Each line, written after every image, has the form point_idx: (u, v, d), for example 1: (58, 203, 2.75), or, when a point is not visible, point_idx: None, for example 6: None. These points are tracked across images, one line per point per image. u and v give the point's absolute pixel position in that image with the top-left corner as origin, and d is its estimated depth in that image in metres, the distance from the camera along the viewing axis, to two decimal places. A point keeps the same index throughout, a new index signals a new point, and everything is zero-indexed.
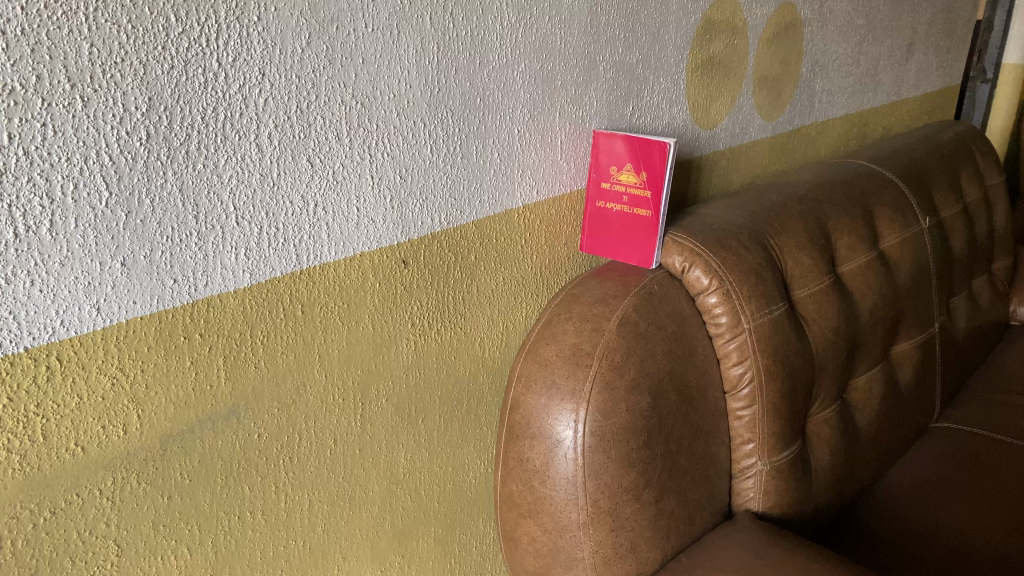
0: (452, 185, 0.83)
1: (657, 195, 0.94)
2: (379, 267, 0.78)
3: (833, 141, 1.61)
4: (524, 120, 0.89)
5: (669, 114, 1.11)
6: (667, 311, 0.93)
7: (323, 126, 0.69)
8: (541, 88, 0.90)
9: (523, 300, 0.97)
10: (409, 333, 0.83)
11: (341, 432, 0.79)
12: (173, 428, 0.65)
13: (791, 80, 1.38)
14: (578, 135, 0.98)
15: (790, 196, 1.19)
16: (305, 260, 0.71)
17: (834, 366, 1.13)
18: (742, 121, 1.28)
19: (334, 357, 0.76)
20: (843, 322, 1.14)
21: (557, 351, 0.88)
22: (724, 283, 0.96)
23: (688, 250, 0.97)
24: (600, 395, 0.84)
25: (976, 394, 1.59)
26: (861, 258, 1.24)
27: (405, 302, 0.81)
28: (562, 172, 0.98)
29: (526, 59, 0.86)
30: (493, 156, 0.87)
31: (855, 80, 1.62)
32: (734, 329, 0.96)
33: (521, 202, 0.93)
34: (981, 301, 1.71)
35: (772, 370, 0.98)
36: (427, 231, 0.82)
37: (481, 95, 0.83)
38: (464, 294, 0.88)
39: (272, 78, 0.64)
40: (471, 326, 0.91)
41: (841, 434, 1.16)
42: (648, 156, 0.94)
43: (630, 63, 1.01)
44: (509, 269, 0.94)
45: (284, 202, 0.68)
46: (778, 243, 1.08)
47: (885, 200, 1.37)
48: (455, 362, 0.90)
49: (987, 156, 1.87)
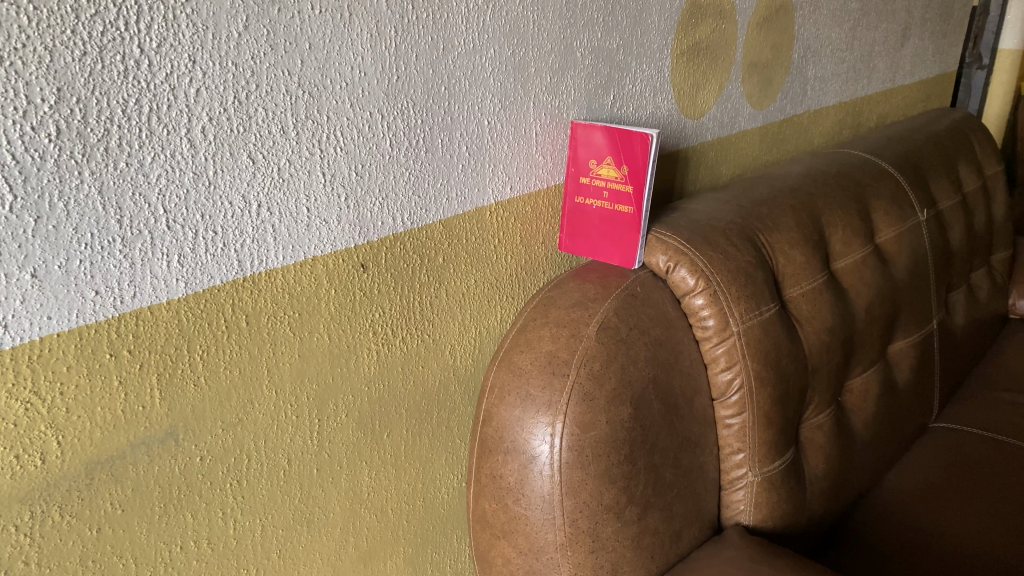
0: (416, 181, 0.77)
1: (639, 190, 0.88)
2: (334, 271, 0.71)
3: (826, 131, 1.55)
4: (494, 111, 0.83)
5: (652, 103, 1.05)
6: (651, 314, 0.87)
7: (265, 118, 0.63)
8: (512, 76, 0.83)
9: (498, 303, 0.91)
10: (371, 342, 0.76)
11: (295, 451, 0.73)
12: (100, 455, 0.58)
13: (782, 67, 1.32)
14: (554, 125, 0.91)
15: (781, 189, 1.13)
16: (249, 266, 0.65)
17: (828, 368, 1.07)
18: (730, 110, 1.22)
19: (284, 370, 0.70)
20: (837, 322, 1.08)
21: (531, 360, 0.82)
22: (711, 283, 0.90)
23: (673, 249, 0.91)
24: (578, 408, 0.77)
25: (976, 392, 1.54)
26: (857, 253, 1.18)
27: (364, 308, 0.75)
28: (538, 166, 0.91)
29: (495, 44, 0.80)
30: (460, 150, 0.80)
31: (850, 66, 1.56)
32: (722, 333, 0.90)
33: (494, 198, 0.86)
34: (979, 295, 1.65)
35: (763, 375, 0.93)
36: (387, 232, 0.75)
37: (446, 83, 0.76)
38: (432, 299, 0.82)
39: (204, 66, 0.58)
40: (441, 333, 0.84)
41: (837, 440, 1.10)
42: (629, 148, 0.87)
43: (610, 50, 0.95)
44: (481, 271, 0.87)
45: (222, 202, 0.62)
46: (769, 240, 1.02)
47: (881, 192, 1.31)
48: (424, 371, 0.83)
49: (986, 144, 1.81)
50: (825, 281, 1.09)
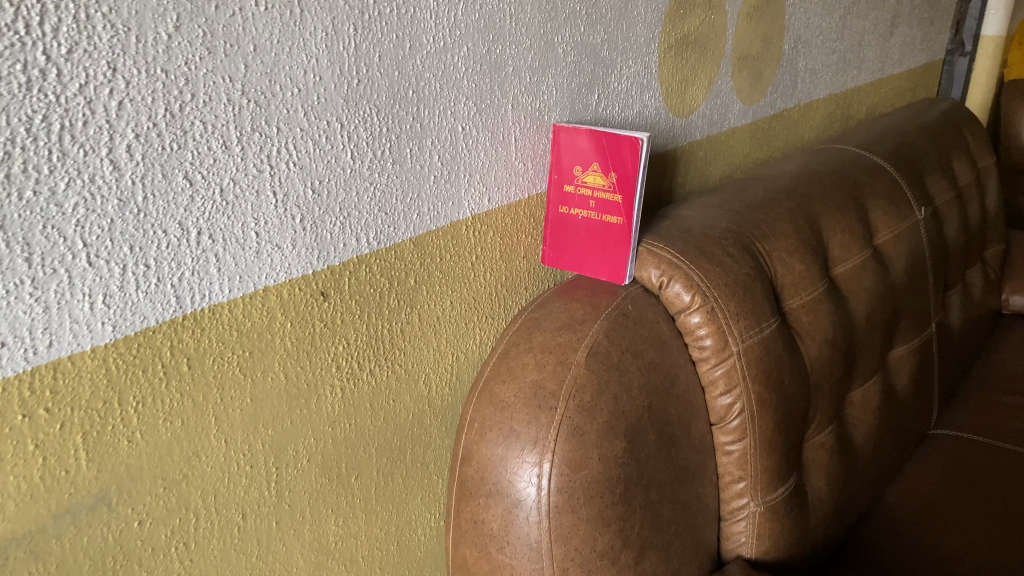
0: (383, 196, 0.68)
1: (630, 200, 0.80)
2: (290, 302, 0.63)
3: (816, 125, 1.48)
4: (468, 115, 0.74)
5: (639, 102, 0.97)
6: (644, 334, 0.80)
7: (203, 133, 0.54)
8: (488, 76, 0.75)
9: (477, 326, 0.83)
10: (334, 378, 0.68)
11: (251, 504, 0.65)
12: (14, 531, 0.49)
13: (772, 60, 1.24)
14: (535, 129, 0.83)
15: (776, 191, 1.06)
16: (189, 302, 0.56)
17: (830, 383, 1.00)
18: (720, 107, 1.14)
19: (235, 417, 0.61)
20: (838, 333, 1.01)
21: (514, 391, 0.74)
22: (709, 299, 0.82)
23: (666, 262, 0.83)
24: (567, 445, 0.70)
25: (975, 394, 1.48)
26: (856, 257, 1.11)
27: (326, 341, 0.67)
28: (518, 174, 0.83)
29: (468, 41, 0.72)
30: (432, 160, 0.72)
31: (839, 57, 1.49)
32: (721, 353, 0.83)
33: (471, 211, 0.78)
34: (974, 292, 1.59)
35: (764, 397, 0.85)
36: (351, 254, 0.67)
37: (415, 86, 0.68)
38: (404, 326, 0.73)
39: (128, 73, 0.49)
40: (414, 363, 0.76)
41: (839, 458, 1.04)
42: (618, 154, 0.79)
43: (594, 45, 0.87)
44: (458, 291, 0.79)
45: (154, 231, 0.53)
46: (767, 248, 0.94)
47: (878, 190, 1.24)
48: (395, 405, 0.75)
49: (977, 134, 1.76)
50: (825, 289, 1.02)
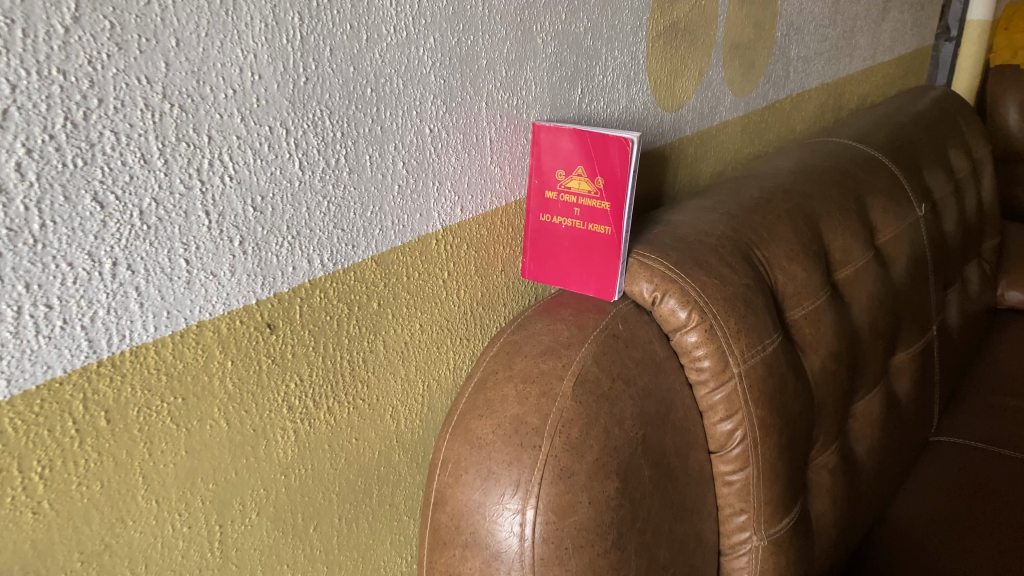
0: (339, 211, 0.59)
1: (619, 207, 0.72)
2: (230, 337, 0.54)
3: (808, 116, 1.41)
4: (436, 115, 0.66)
5: (626, 96, 0.88)
6: (636, 357, 0.72)
7: (115, 145, 0.45)
8: (458, 70, 0.66)
9: (450, 349, 0.74)
10: (285, 420, 0.60)
11: (190, 570, 0.56)
12: None
13: (765, 48, 1.16)
14: (512, 129, 0.75)
15: (773, 190, 0.98)
16: (105, 345, 0.47)
17: (833, 399, 0.93)
18: (710, 99, 1.06)
19: (166, 473, 0.53)
20: (840, 345, 0.94)
21: (493, 427, 0.65)
22: (707, 316, 0.74)
23: (659, 275, 0.75)
24: (553, 489, 0.62)
25: (974, 396, 1.42)
26: (857, 260, 1.04)
27: (276, 379, 0.58)
28: (494, 179, 0.75)
29: (434, 31, 0.63)
30: (396, 167, 0.63)
31: (832, 44, 1.41)
32: (721, 375, 0.75)
33: (441, 222, 0.70)
34: (971, 289, 1.53)
35: (767, 421, 0.78)
36: (303, 279, 0.58)
37: (373, 84, 0.59)
38: (366, 355, 0.65)
39: (13, 75, 0.39)
40: (379, 395, 0.67)
41: (842, 478, 0.96)
42: (606, 156, 0.71)
43: (576, 33, 0.78)
44: (428, 313, 0.70)
45: (57, 264, 0.44)
46: (766, 255, 0.87)
47: (877, 186, 1.17)
48: (358, 444, 0.67)
49: (971, 123, 1.69)
50: (827, 297, 0.94)
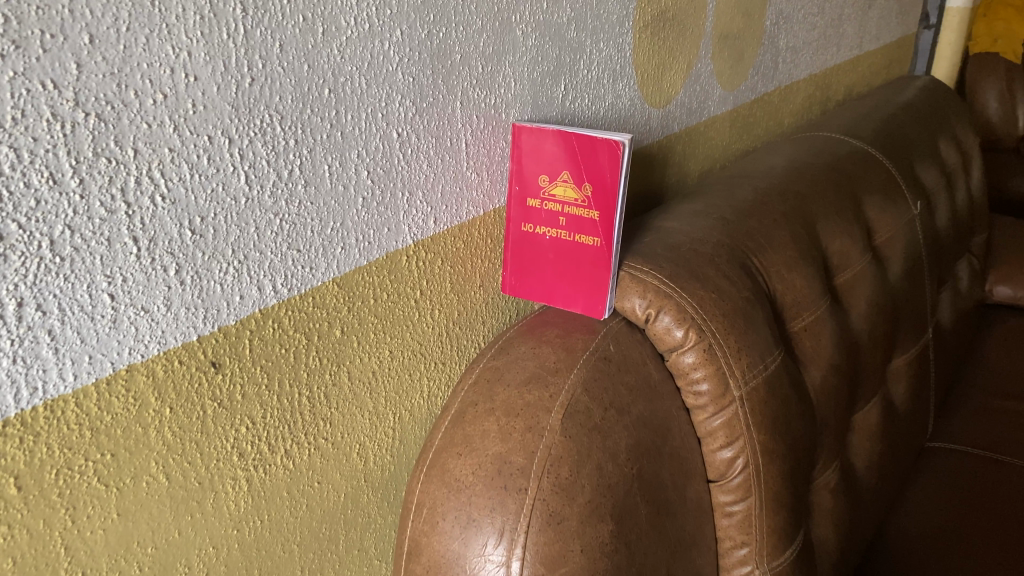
0: (294, 228, 0.52)
1: (609, 217, 0.65)
2: (167, 380, 0.47)
3: (796, 109, 1.35)
4: (404, 117, 0.58)
5: (611, 92, 0.82)
6: (629, 383, 0.65)
7: (16, 163, 0.37)
8: (429, 66, 0.59)
9: (423, 376, 0.67)
10: (236, 469, 0.52)
11: None
12: None
13: (754, 38, 1.10)
14: (489, 130, 0.68)
15: (768, 191, 0.91)
16: (13, 402, 0.39)
17: (833, 414, 0.87)
18: (699, 94, 1.00)
19: (95, 542, 0.45)
20: (839, 356, 0.88)
21: (473, 467, 0.58)
22: (705, 335, 0.68)
23: (653, 290, 0.68)
24: (542, 538, 0.55)
25: (968, 398, 1.37)
26: (855, 263, 0.98)
27: (224, 424, 0.51)
28: (470, 186, 0.67)
29: (401, 22, 0.55)
30: (359, 177, 0.56)
31: (820, 33, 1.35)
32: (720, 399, 0.68)
33: (412, 237, 0.62)
34: (962, 285, 1.48)
35: (769, 446, 0.71)
36: (252, 309, 0.50)
37: (331, 84, 0.52)
38: (328, 390, 0.58)
39: None
40: (344, 432, 0.60)
41: (842, 497, 0.91)
42: (593, 160, 0.64)
43: (559, 24, 0.71)
44: (398, 338, 0.63)
45: None
46: (764, 262, 0.80)
47: (872, 184, 1.11)
48: (321, 488, 0.59)
49: (960, 113, 1.64)
50: (827, 306, 0.88)
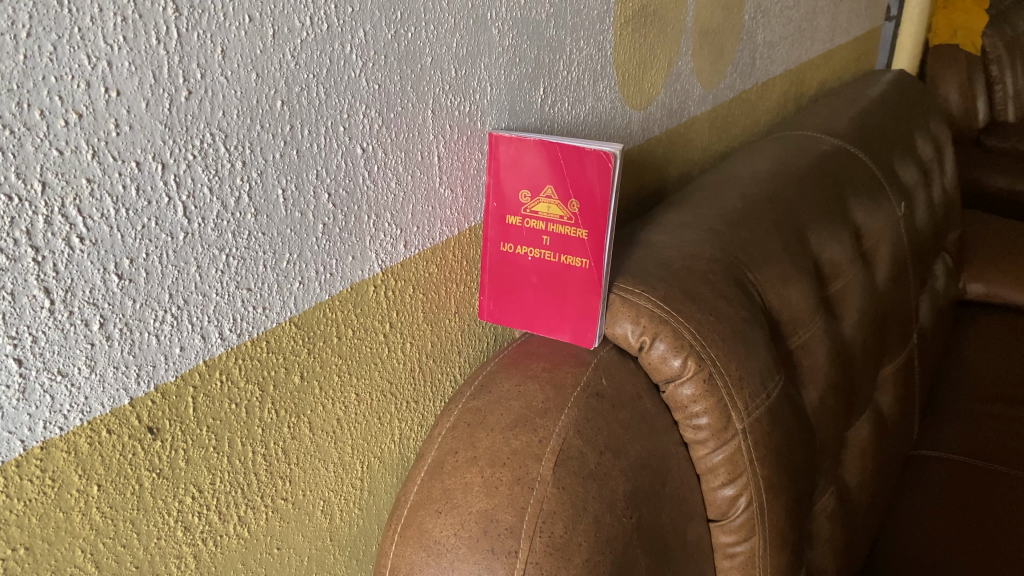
0: (243, 263, 0.44)
1: (598, 236, 0.58)
2: (93, 454, 0.39)
3: (771, 106, 1.30)
4: (370, 130, 0.51)
5: (591, 94, 0.75)
6: (625, 419, 0.58)
7: None
8: (397, 71, 0.52)
9: (394, 418, 0.60)
10: (180, 547, 0.45)
11: None
12: None
13: (733, 33, 1.04)
14: (464, 141, 0.61)
15: (756, 197, 0.86)
16: None
17: (829, 435, 0.81)
18: (679, 93, 0.94)
19: None
20: (833, 373, 0.83)
21: (454, 527, 0.51)
22: (705, 364, 0.62)
23: (646, 315, 0.62)
24: None
25: (950, 402, 1.34)
26: (844, 272, 0.93)
27: (164, 497, 0.43)
28: (443, 204, 0.60)
29: (365, 20, 0.48)
30: (319, 200, 0.49)
31: (795, 28, 1.30)
32: (721, 435, 0.62)
33: (380, 264, 0.55)
34: (939, 285, 1.45)
35: (772, 480, 0.66)
36: (194, 361, 0.43)
37: (285, 95, 0.44)
38: (287, 443, 0.50)
39: None
40: (305, 490, 0.53)
41: (838, 523, 0.85)
42: (581, 174, 0.57)
43: (538, 20, 0.64)
44: (366, 379, 0.56)
45: None
46: (757, 277, 0.75)
47: (857, 185, 1.06)
48: (281, 554, 0.52)
49: (932, 107, 1.61)
50: (820, 320, 0.82)
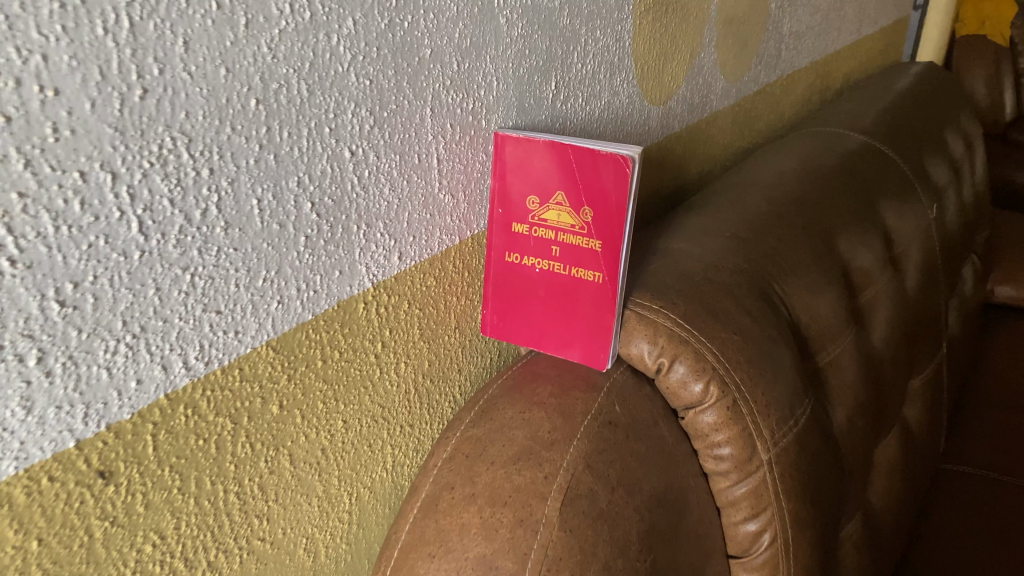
0: (211, 283, 0.39)
1: (613, 249, 0.53)
2: (32, 505, 0.34)
3: (796, 100, 1.23)
4: (360, 131, 0.46)
5: (606, 89, 0.69)
6: (640, 450, 0.53)
7: None
8: (392, 63, 0.46)
9: (386, 444, 0.55)
10: None
11: None
12: None
13: (759, 22, 0.98)
14: (467, 141, 0.55)
15: (782, 200, 0.80)
16: None
17: (857, 458, 0.76)
18: (701, 87, 0.88)
19: None
20: (862, 391, 0.77)
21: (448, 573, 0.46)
22: (728, 389, 0.56)
23: (665, 335, 0.56)
24: None
25: (978, 412, 1.28)
26: (873, 280, 0.87)
27: (118, 548, 0.38)
28: (443, 210, 0.55)
29: (355, 7, 0.43)
30: (300, 211, 0.43)
31: (823, 17, 1.23)
32: (745, 466, 0.57)
33: (372, 278, 0.50)
34: (967, 289, 1.39)
35: (798, 513, 0.60)
36: (153, 394, 0.38)
37: (260, 93, 0.39)
38: (264, 479, 0.45)
39: None
40: (285, 527, 0.48)
41: (864, 551, 0.80)
42: (595, 179, 0.52)
43: (550, 9, 0.59)
44: (355, 405, 0.51)
45: None
46: (784, 289, 0.69)
47: (887, 186, 1.00)
48: None
49: (963, 101, 1.54)
50: (850, 334, 0.77)
